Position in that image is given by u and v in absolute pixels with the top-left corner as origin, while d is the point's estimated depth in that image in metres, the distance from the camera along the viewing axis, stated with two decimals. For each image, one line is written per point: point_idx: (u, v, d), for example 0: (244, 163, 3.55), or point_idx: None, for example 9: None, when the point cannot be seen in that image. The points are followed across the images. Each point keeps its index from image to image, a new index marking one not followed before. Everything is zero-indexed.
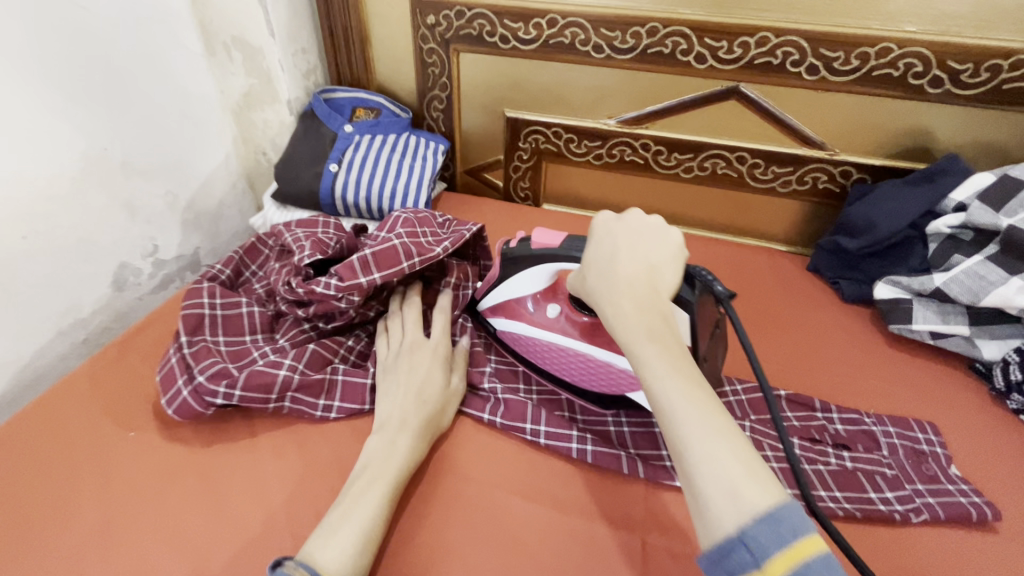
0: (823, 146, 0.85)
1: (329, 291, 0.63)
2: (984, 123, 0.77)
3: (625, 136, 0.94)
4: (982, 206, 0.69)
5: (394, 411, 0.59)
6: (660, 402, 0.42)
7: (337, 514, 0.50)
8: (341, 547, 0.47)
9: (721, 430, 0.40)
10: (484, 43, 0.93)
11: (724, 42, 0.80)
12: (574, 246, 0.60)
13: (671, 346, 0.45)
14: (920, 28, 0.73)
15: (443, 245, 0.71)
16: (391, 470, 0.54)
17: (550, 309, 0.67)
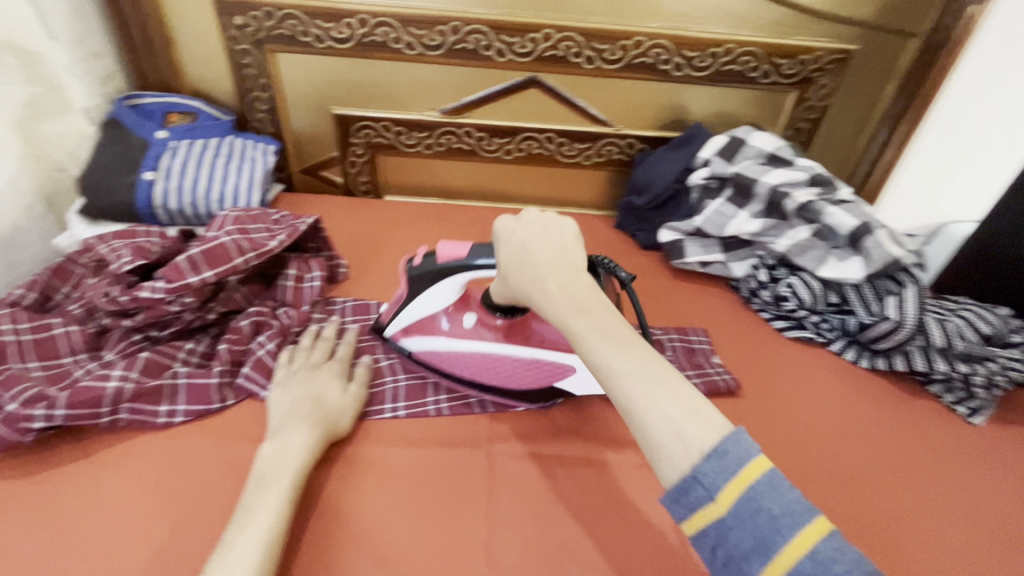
0: (609, 124, 1.03)
1: (156, 294, 0.64)
2: (717, 97, 0.99)
3: (449, 125, 1.03)
4: (719, 159, 0.92)
5: (288, 420, 0.59)
6: (602, 367, 0.46)
7: (234, 527, 0.49)
8: (242, 561, 0.46)
9: (664, 375, 0.44)
10: (299, 42, 0.95)
11: (517, 38, 0.93)
12: (479, 252, 0.60)
13: (604, 319, 0.48)
14: (660, 24, 0.91)
15: (278, 238, 0.73)
16: (287, 473, 0.54)
17: (465, 318, 0.68)
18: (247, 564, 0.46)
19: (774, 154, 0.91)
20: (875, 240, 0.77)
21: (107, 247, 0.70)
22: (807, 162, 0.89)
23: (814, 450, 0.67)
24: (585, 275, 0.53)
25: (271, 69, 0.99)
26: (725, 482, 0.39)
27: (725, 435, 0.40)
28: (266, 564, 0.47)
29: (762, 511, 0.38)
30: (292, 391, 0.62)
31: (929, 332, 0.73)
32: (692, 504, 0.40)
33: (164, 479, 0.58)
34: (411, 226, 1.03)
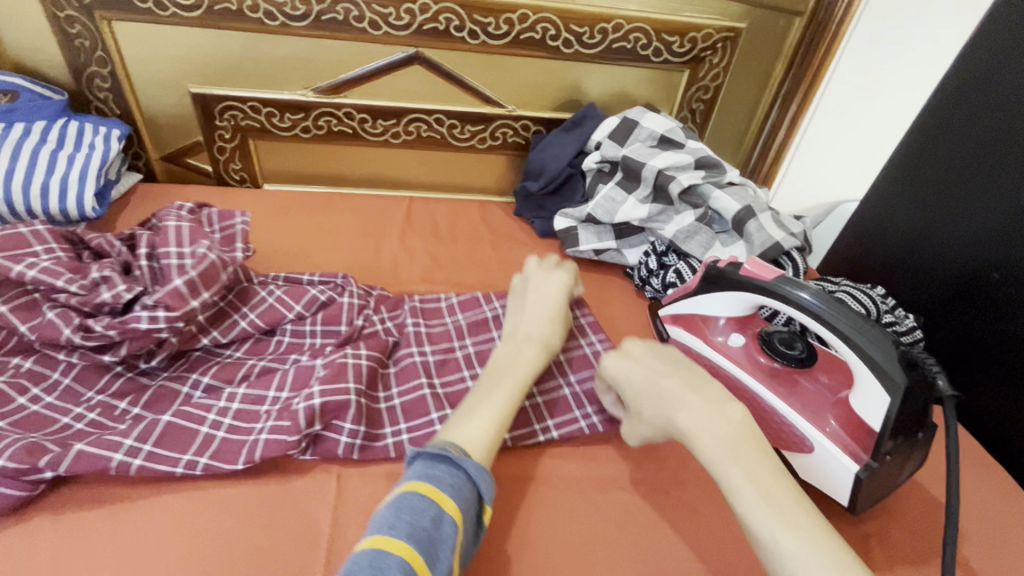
0: (502, 104, 0.96)
1: (105, 330, 0.57)
2: (611, 77, 0.95)
3: (326, 106, 0.93)
4: (611, 143, 0.88)
5: (520, 332, 0.64)
6: (753, 527, 0.44)
7: (477, 398, 0.55)
8: (481, 426, 0.51)
9: (811, 532, 0.43)
10: (136, 9, 0.82)
11: (391, 9, 0.84)
12: (785, 284, 0.57)
13: (761, 465, 0.47)
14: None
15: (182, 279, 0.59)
16: (524, 371, 0.58)
17: (735, 338, 0.66)
18: (482, 430, 0.51)
19: (664, 136, 0.88)
20: (756, 224, 0.77)
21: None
22: (697, 144, 0.86)
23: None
24: (681, 419, 0.51)
25: (106, 41, 0.85)
26: None
27: None
28: (497, 437, 0.51)
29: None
30: (625, 367, 0.58)
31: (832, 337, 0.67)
32: None
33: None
34: (287, 217, 0.93)
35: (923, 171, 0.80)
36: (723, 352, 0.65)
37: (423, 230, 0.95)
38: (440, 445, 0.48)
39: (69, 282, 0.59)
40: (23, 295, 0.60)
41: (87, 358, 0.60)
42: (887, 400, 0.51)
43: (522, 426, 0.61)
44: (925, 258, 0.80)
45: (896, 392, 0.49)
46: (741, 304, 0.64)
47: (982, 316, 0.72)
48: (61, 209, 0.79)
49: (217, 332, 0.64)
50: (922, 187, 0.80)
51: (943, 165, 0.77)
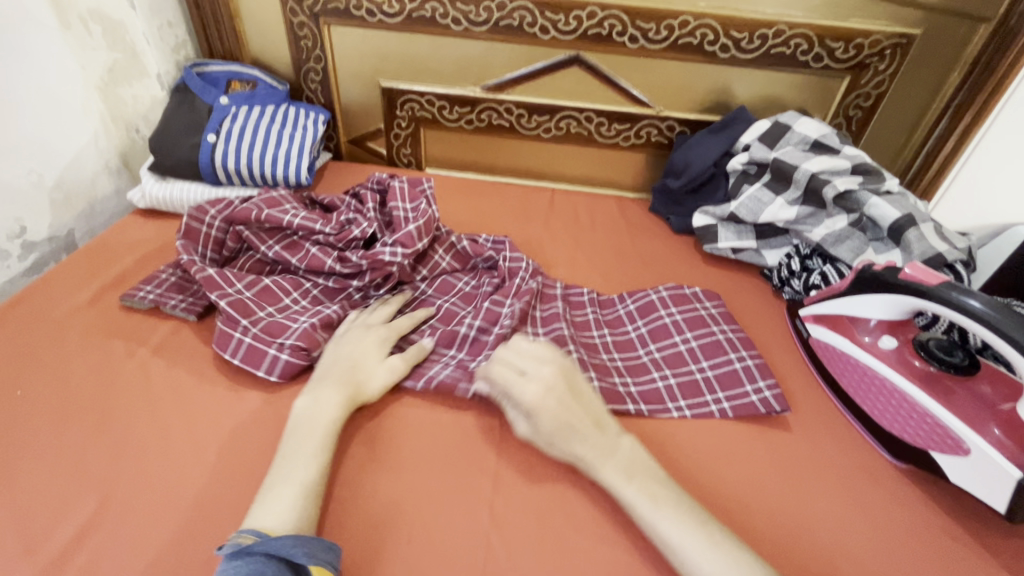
0: (649, 105, 1.02)
1: (358, 261, 0.75)
2: (764, 83, 0.97)
3: (490, 101, 1.05)
4: (760, 145, 0.90)
5: (323, 377, 0.63)
6: (659, 535, 0.51)
7: (274, 476, 0.53)
8: (283, 510, 0.50)
9: (718, 550, 0.49)
10: (351, 16, 0.99)
11: (561, 16, 0.94)
12: (952, 290, 0.57)
13: (653, 484, 0.54)
14: (709, 4, 0.90)
15: (414, 225, 0.78)
16: (320, 428, 0.57)
17: (886, 340, 0.66)
18: (287, 509, 0.50)
19: (819, 141, 0.88)
20: (917, 233, 0.75)
21: (210, 216, 0.78)
22: (853, 151, 0.86)
23: (839, 437, 0.65)
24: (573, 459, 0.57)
25: (324, 42, 1.03)
26: None
27: None
28: (305, 513, 0.51)
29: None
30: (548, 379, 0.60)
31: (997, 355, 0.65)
32: None
33: (214, 407, 0.64)
34: (448, 197, 1.06)
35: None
36: (867, 352, 0.66)
37: (563, 217, 1.03)
38: (234, 538, 0.46)
39: (324, 226, 0.78)
40: (286, 238, 0.79)
41: (338, 283, 0.77)
42: None
43: (657, 401, 0.67)
44: None
45: None
46: (896, 308, 0.64)
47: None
48: (284, 176, 0.98)
49: (421, 272, 0.82)
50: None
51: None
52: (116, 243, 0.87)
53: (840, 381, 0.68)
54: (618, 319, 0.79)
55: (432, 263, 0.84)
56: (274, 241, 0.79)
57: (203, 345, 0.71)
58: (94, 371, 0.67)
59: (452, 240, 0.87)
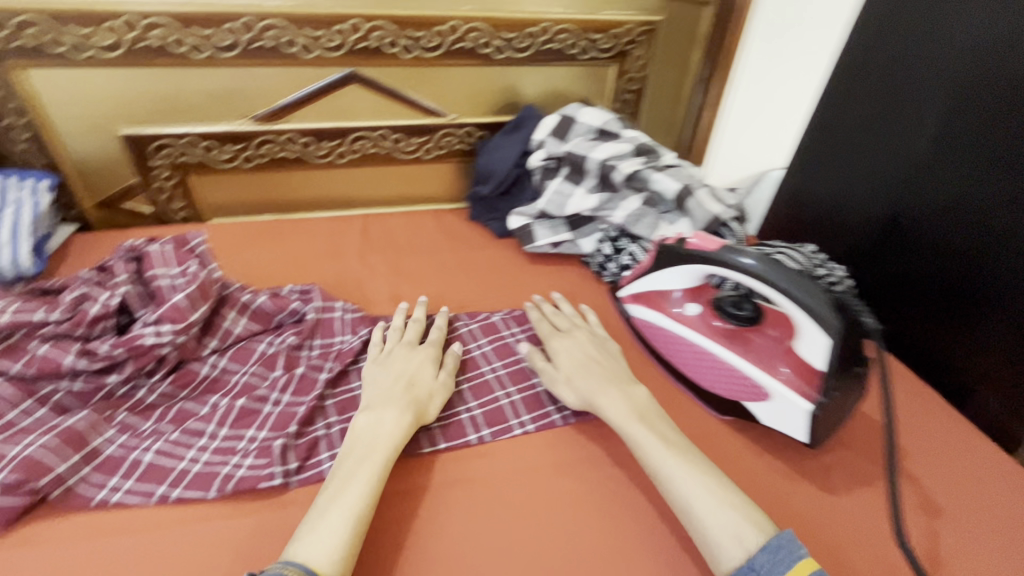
0: (442, 114, 0.98)
1: (110, 350, 0.61)
2: (545, 78, 1.00)
3: (267, 133, 0.92)
4: (553, 140, 0.92)
5: (382, 399, 0.60)
6: (663, 474, 0.53)
7: (328, 498, 0.50)
8: (324, 546, 0.46)
9: (716, 491, 0.51)
10: (51, 56, 0.79)
11: (320, 32, 0.85)
12: (728, 250, 0.63)
13: (662, 428, 0.58)
14: (473, 8, 0.89)
15: (182, 294, 0.64)
16: (378, 451, 0.55)
17: (693, 307, 0.71)
18: (331, 542, 0.47)
19: (602, 129, 0.93)
20: (695, 200, 0.83)
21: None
22: (633, 134, 0.92)
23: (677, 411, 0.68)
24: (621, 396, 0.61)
25: (20, 90, 0.81)
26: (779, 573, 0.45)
27: (774, 535, 0.48)
28: (353, 542, 0.47)
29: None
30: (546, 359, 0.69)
31: None
32: None
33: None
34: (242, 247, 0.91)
35: (835, 119, 0.88)
36: (679, 321, 0.70)
37: (381, 246, 0.95)
38: (277, 568, 0.43)
39: (48, 312, 0.61)
40: None
41: (90, 381, 0.61)
42: (826, 340, 0.56)
43: (499, 421, 0.65)
44: (847, 205, 0.88)
45: (834, 333, 0.55)
46: (692, 276, 0.69)
47: (913, 257, 0.79)
48: None
49: (210, 343, 0.69)
50: (840, 136, 0.88)
51: (851, 108, 0.86)
52: None
53: (665, 356, 0.72)
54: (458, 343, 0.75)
55: (223, 330, 0.71)
56: None
57: None
58: None
59: (243, 298, 0.74)
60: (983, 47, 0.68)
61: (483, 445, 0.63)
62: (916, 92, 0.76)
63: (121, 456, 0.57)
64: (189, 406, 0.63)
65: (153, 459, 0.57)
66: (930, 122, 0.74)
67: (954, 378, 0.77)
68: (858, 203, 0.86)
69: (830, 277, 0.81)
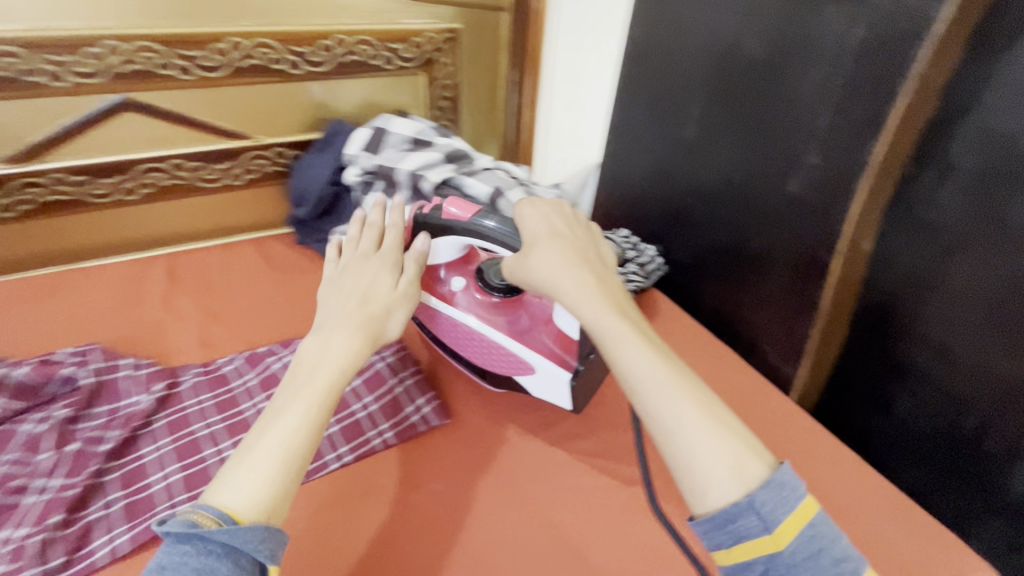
0: (243, 134, 0.92)
1: None
2: (361, 88, 0.97)
3: (24, 176, 0.81)
4: (365, 151, 0.90)
5: (335, 319, 0.54)
6: (652, 405, 0.44)
7: (255, 436, 0.46)
8: (251, 485, 0.42)
9: (700, 431, 0.43)
10: None
11: (69, 57, 0.76)
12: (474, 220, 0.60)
13: (637, 319, 0.50)
14: None
15: None
16: (323, 376, 0.49)
17: (456, 283, 0.68)
18: (256, 485, 0.42)
19: (415, 138, 0.92)
20: (506, 201, 0.84)
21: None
22: (447, 141, 0.92)
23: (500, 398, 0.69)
24: (608, 276, 0.53)
25: None
26: (785, 515, 0.39)
27: (775, 473, 0.41)
28: (281, 491, 0.43)
29: (826, 553, 0.40)
30: (529, 230, 0.55)
31: None
32: (733, 534, 0.40)
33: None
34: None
35: (628, 105, 0.93)
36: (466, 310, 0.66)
37: (189, 287, 0.87)
38: (189, 517, 0.40)
39: None
40: None
41: None
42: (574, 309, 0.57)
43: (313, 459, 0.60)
44: (644, 195, 0.94)
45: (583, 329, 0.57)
46: (451, 250, 0.66)
47: (698, 231, 0.85)
48: None
49: None
50: (632, 118, 0.93)
51: (638, 100, 0.91)
52: None
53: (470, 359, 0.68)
54: (215, 383, 0.69)
55: None
56: None
57: None
58: None
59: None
60: (751, 38, 0.71)
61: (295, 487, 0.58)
62: (685, 83, 0.82)
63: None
64: None
65: None
66: (695, 95, 0.80)
67: (747, 336, 0.82)
68: (652, 189, 0.92)
69: (632, 267, 0.88)
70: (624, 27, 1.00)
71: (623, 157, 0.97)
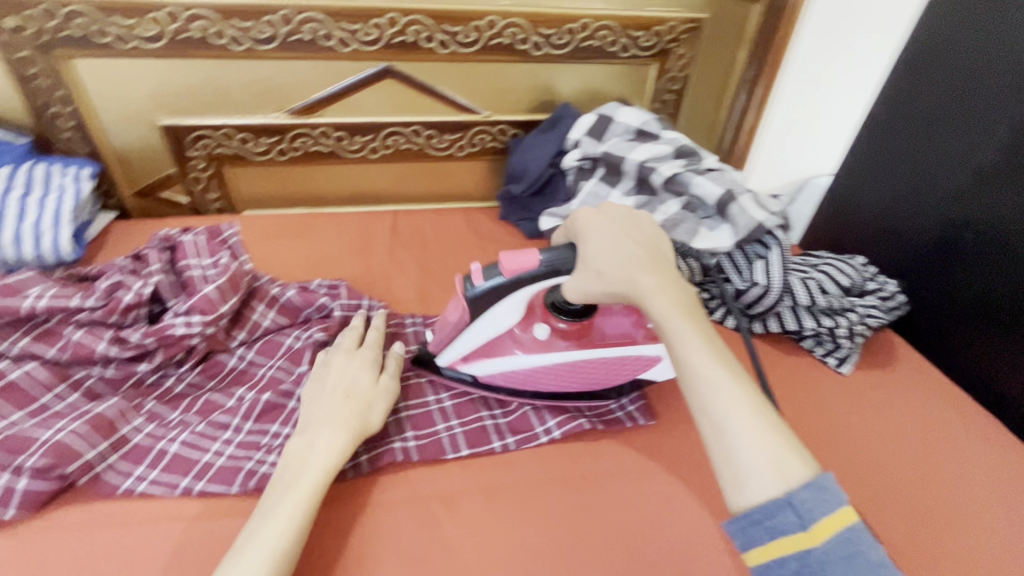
0: (477, 111, 0.97)
1: (143, 338, 0.61)
2: (589, 75, 0.97)
3: (302, 127, 0.92)
4: (589, 138, 0.89)
5: (320, 418, 0.55)
6: (715, 411, 0.45)
7: (248, 534, 0.47)
8: (251, 570, 0.44)
9: (764, 432, 0.44)
10: (97, 45, 0.81)
11: (358, 25, 0.84)
12: (555, 260, 0.55)
13: (696, 327, 0.50)
14: None
15: (213, 286, 0.65)
16: (305, 476, 0.50)
17: (538, 331, 0.62)
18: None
19: (641, 128, 0.89)
20: (737, 207, 0.78)
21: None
22: (673, 135, 0.88)
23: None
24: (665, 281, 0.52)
25: (67, 78, 0.83)
26: (822, 515, 0.40)
27: (816, 476, 0.41)
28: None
29: (861, 557, 0.39)
30: (592, 237, 0.55)
31: (794, 293, 0.75)
32: (774, 526, 0.41)
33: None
34: (266, 245, 0.90)
35: (902, 118, 0.82)
36: (543, 352, 0.61)
37: (410, 243, 0.94)
38: None
39: (84, 300, 0.62)
40: (38, 326, 0.61)
41: (123, 369, 0.62)
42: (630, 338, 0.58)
43: (524, 429, 0.62)
44: (897, 221, 0.83)
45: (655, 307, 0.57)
46: (517, 308, 0.58)
47: (965, 269, 0.74)
48: (37, 254, 0.76)
49: (238, 335, 0.69)
50: (905, 133, 0.82)
51: (920, 112, 0.79)
52: None
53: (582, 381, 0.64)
54: None
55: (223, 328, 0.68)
56: (21, 334, 0.60)
57: None
58: None
59: (273, 291, 0.74)
60: None
61: (508, 452, 0.61)
62: (999, 103, 0.69)
63: (148, 446, 0.57)
64: (215, 397, 0.63)
65: (183, 437, 0.58)
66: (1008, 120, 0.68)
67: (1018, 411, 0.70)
68: (912, 218, 0.81)
69: (871, 300, 0.77)
70: (901, 20, 0.93)
71: (877, 180, 0.87)
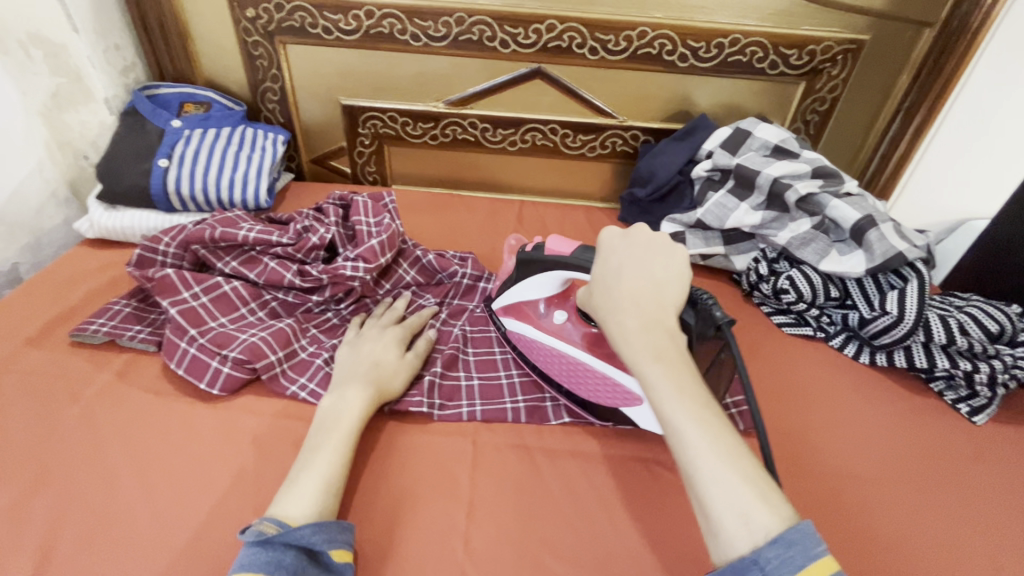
0: (614, 116, 1.02)
1: (320, 274, 0.74)
2: (729, 90, 0.98)
3: (454, 116, 1.04)
4: (723, 151, 0.90)
5: (347, 377, 0.63)
6: (683, 456, 0.44)
7: (300, 466, 0.54)
8: (305, 496, 0.51)
9: (745, 481, 0.42)
10: (307, 34, 0.97)
11: (520, 29, 0.94)
12: (585, 255, 0.60)
13: (681, 371, 0.48)
14: None
15: (377, 240, 0.76)
16: (344, 423, 0.58)
17: (557, 315, 0.67)
18: (311, 500, 0.51)
19: (778, 146, 0.89)
20: (877, 233, 0.76)
21: (166, 242, 0.74)
22: (813, 156, 0.87)
23: (810, 421, 0.69)
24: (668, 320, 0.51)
25: (281, 59, 1.01)
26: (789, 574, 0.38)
27: (790, 525, 0.40)
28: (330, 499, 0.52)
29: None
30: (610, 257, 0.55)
31: (929, 327, 0.72)
32: None
33: (161, 464, 0.59)
34: (409, 217, 1.02)
35: None
36: (554, 334, 0.66)
37: (534, 230, 1.01)
38: (254, 525, 0.47)
39: (281, 237, 0.76)
40: (244, 254, 0.77)
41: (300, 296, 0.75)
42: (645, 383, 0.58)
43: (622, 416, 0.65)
44: None
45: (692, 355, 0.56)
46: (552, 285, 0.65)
47: None
48: (242, 200, 0.95)
49: (385, 286, 0.81)
50: None
51: None
52: (59, 279, 0.82)
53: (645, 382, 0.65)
54: None
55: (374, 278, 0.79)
56: (232, 258, 0.76)
57: (159, 380, 0.67)
58: (36, 430, 0.61)
59: (417, 254, 0.85)
60: None
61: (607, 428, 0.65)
62: None
63: (311, 360, 0.69)
64: None
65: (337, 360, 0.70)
66: None
67: None
68: None
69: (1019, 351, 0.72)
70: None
71: None
